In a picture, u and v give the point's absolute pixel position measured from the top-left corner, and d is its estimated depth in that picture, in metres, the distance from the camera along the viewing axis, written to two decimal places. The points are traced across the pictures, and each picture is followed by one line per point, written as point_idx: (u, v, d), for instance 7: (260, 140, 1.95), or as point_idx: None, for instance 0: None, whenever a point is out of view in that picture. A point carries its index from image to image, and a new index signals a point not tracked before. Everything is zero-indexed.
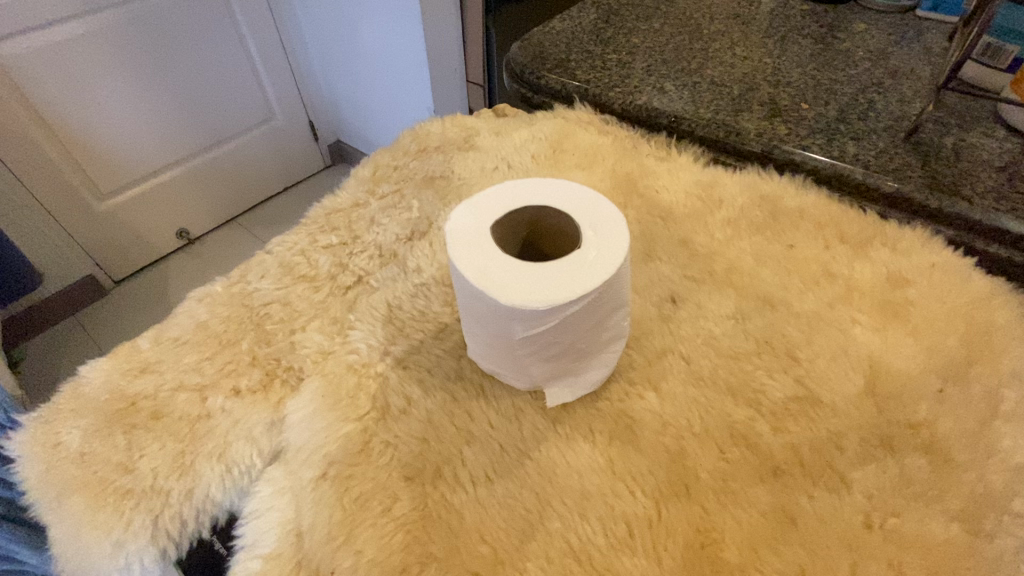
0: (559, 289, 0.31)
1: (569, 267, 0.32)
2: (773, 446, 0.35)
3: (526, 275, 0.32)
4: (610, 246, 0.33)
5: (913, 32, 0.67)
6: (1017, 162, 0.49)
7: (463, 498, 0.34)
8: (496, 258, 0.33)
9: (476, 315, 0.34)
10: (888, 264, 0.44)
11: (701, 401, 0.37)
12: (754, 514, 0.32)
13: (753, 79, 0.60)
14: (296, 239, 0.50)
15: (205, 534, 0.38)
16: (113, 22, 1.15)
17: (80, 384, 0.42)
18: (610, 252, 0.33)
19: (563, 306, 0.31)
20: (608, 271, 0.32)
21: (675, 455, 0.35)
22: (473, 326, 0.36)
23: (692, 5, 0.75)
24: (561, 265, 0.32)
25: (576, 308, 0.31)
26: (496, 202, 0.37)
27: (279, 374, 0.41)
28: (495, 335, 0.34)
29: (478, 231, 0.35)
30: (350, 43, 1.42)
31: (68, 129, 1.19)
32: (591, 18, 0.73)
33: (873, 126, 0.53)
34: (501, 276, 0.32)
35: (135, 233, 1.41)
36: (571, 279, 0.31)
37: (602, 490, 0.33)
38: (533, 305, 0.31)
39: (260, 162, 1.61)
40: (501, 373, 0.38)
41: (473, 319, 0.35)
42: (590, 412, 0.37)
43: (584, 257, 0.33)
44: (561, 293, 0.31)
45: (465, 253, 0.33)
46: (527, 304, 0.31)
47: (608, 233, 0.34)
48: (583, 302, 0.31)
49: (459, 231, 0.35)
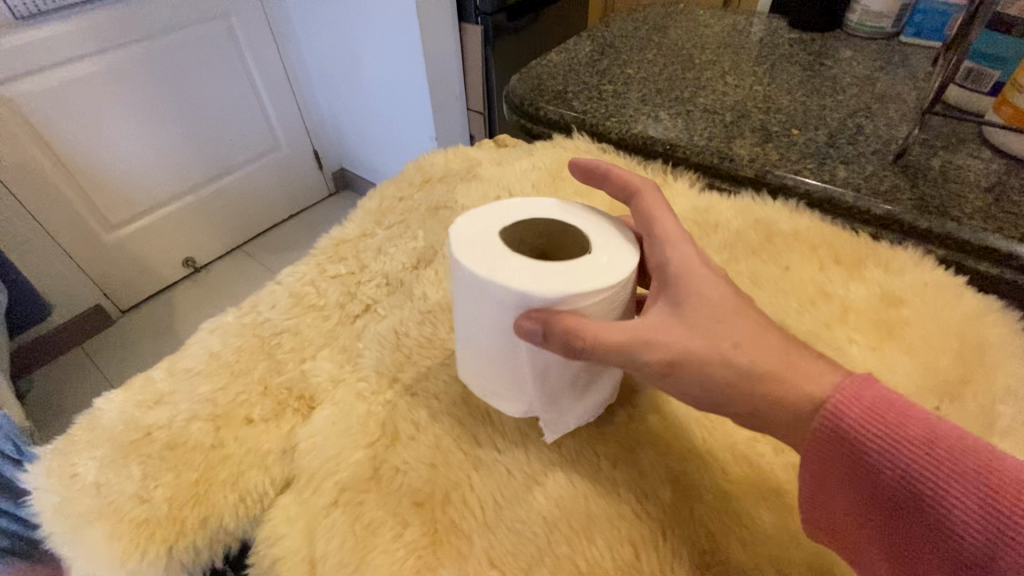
0: (575, 283, 0.32)
1: (583, 266, 0.34)
2: (775, 466, 0.36)
3: (542, 270, 0.33)
4: (620, 252, 0.35)
5: (898, 57, 0.69)
6: (1003, 182, 0.50)
7: (473, 523, 0.34)
8: (510, 256, 0.34)
9: (482, 312, 0.35)
10: (882, 284, 0.45)
11: (703, 423, 0.38)
12: (759, 535, 0.33)
13: (744, 107, 0.63)
14: (305, 269, 0.52)
15: (217, 563, 0.40)
16: (122, 60, 1.20)
17: (96, 414, 0.43)
18: (621, 257, 0.35)
19: (578, 297, 0.32)
20: (620, 272, 0.34)
21: (679, 476, 0.35)
22: (472, 334, 0.36)
23: (683, 36, 0.78)
24: (576, 264, 0.34)
25: (590, 301, 0.33)
26: (505, 213, 0.39)
27: (291, 403, 0.42)
28: (504, 332, 0.35)
29: (485, 235, 0.36)
30: (354, 74, 1.47)
31: (79, 163, 1.22)
32: (587, 51, 0.76)
33: (861, 150, 0.55)
34: (518, 270, 0.33)
35: (143, 262, 1.44)
36: (588, 276, 0.33)
37: (609, 513, 0.34)
38: (549, 294, 0.32)
39: (266, 191, 1.64)
40: (498, 395, 0.38)
41: (476, 317, 0.35)
42: (594, 435, 0.38)
43: (597, 260, 0.34)
44: (577, 285, 0.32)
45: (479, 249, 0.34)
46: (543, 292, 0.32)
47: (616, 244, 0.36)
48: (597, 295, 0.32)
49: (471, 233, 0.36)
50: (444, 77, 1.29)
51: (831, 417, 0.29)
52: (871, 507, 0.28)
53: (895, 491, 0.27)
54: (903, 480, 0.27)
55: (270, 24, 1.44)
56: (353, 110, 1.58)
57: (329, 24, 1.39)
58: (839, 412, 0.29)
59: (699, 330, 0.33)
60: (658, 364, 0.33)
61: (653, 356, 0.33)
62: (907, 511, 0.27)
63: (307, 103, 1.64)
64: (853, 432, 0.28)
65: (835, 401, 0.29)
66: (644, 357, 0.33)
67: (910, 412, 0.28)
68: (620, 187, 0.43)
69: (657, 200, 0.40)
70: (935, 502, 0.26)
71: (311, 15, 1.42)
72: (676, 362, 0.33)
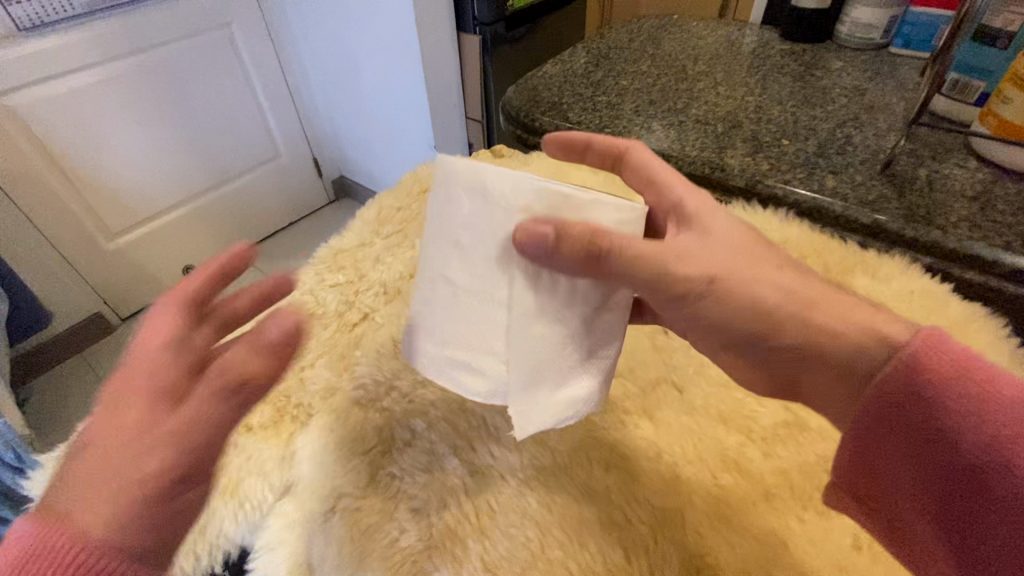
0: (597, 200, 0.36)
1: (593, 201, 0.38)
2: (763, 471, 0.37)
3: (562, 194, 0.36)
4: None
5: (887, 68, 0.71)
6: (988, 191, 0.51)
7: (468, 528, 0.35)
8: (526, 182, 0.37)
9: (493, 243, 0.36)
10: (869, 292, 0.46)
11: (695, 428, 0.40)
12: (749, 540, 0.33)
13: (736, 118, 0.64)
14: (303, 277, 0.53)
15: (217, 568, 0.41)
16: (124, 71, 1.21)
17: None
18: None
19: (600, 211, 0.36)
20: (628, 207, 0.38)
21: (670, 481, 0.36)
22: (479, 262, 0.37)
23: (676, 48, 0.80)
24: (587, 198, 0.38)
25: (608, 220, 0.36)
26: None
27: (289, 411, 0.43)
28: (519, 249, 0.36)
29: None
30: (353, 83, 1.48)
31: (80, 172, 1.23)
32: (582, 62, 0.77)
33: (850, 160, 0.56)
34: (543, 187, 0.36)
35: (143, 270, 1.44)
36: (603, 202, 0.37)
37: (600, 518, 0.35)
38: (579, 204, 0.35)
39: (266, 199, 1.66)
40: (482, 368, 0.37)
41: (482, 255, 0.36)
42: (588, 440, 0.39)
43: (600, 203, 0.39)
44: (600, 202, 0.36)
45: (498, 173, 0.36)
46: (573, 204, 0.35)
47: None
48: (611, 217, 0.35)
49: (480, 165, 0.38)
50: (442, 86, 1.31)
51: (902, 372, 0.28)
52: (920, 477, 0.28)
53: (953, 465, 0.26)
54: (967, 457, 0.26)
55: (271, 34, 1.46)
56: (352, 119, 1.60)
57: (328, 34, 1.41)
58: (905, 379, 0.28)
59: (726, 253, 0.36)
60: (700, 279, 0.35)
61: (694, 271, 0.36)
62: (973, 477, 0.26)
63: (307, 112, 1.66)
64: (918, 400, 0.27)
65: (904, 365, 0.28)
66: (682, 271, 0.36)
67: (990, 376, 0.26)
68: (610, 145, 0.46)
69: (649, 154, 0.44)
70: (1008, 472, 0.25)
71: (310, 26, 1.43)
72: (715, 278, 0.36)
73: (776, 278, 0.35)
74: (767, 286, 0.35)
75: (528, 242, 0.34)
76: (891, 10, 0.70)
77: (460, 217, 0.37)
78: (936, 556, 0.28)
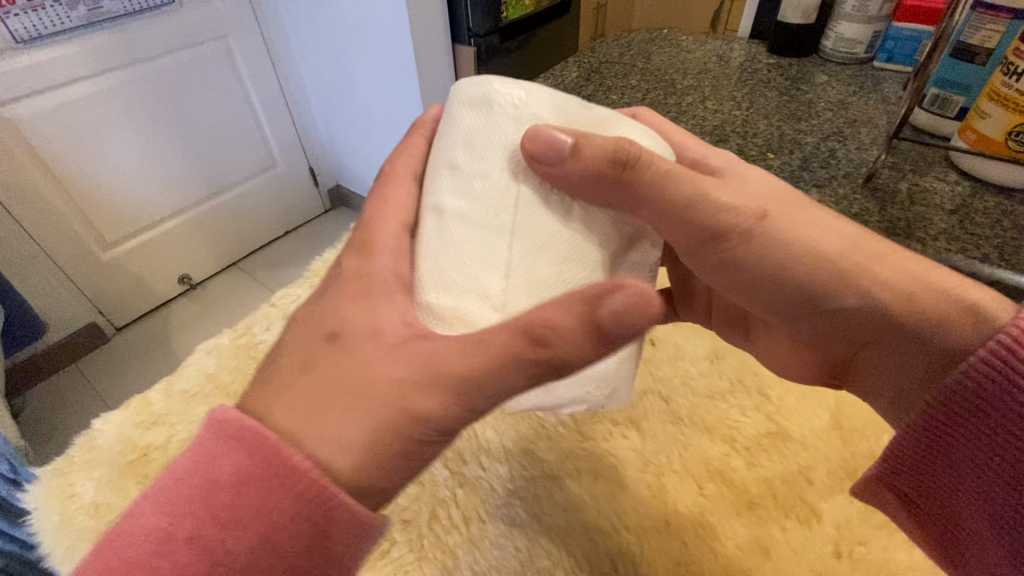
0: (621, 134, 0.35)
1: None
2: (747, 481, 0.40)
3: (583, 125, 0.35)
4: None
5: (871, 82, 0.72)
6: (967, 205, 0.53)
7: (457, 538, 0.39)
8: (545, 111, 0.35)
9: (509, 152, 0.33)
10: None
11: (680, 438, 0.43)
12: (730, 547, 0.37)
13: (723, 131, 0.65)
14: (299, 291, 0.58)
15: None
16: (120, 82, 1.22)
17: (92, 435, 0.48)
18: None
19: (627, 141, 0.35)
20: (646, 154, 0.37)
21: (655, 491, 0.40)
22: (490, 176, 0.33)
23: (665, 62, 0.81)
24: None
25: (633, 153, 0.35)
26: None
27: None
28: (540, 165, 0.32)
29: None
30: (349, 94, 1.49)
31: (77, 184, 1.24)
32: (573, 76, 0.79)
33: (833, 174, 0.58)
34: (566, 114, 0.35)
35: (138, 280, 1.45)
36: None
37: (587, 525, 0.39)
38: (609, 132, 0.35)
39: (261, 209, 1.66)
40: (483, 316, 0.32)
41: (492, 164, 0.33)
42: (575, 452, 0.43)
43: None
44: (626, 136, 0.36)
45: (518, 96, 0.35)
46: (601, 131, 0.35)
47: None
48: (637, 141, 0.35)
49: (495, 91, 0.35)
50: (438, 99, 1.33)
51: (981, 366, 0.29)
52: (976, 456, 0.31)
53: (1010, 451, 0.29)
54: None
55: (266, 45, 1.47)
56: (349, 129, 1.61)
57: (325, 45, 1.42)
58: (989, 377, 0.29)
59: (769, 197, 0.38)
60: (752, 215, 0.37)
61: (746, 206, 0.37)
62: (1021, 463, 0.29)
63: (303, 122, 1.67)
64: (988, 404, 0.29)
65: (987, 365, 0.29)
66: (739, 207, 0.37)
67: None
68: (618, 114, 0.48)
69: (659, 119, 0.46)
70: None
71: (307, 37, 1.45)
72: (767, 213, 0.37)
73: (819, 242, 0.37)
74: (825, 236, 0.37)
75: (546, 148, 0.31)
76: (874, 25, 0.72)
77: (475, 124, 0.33)
78: (978, 522, 0.32)
